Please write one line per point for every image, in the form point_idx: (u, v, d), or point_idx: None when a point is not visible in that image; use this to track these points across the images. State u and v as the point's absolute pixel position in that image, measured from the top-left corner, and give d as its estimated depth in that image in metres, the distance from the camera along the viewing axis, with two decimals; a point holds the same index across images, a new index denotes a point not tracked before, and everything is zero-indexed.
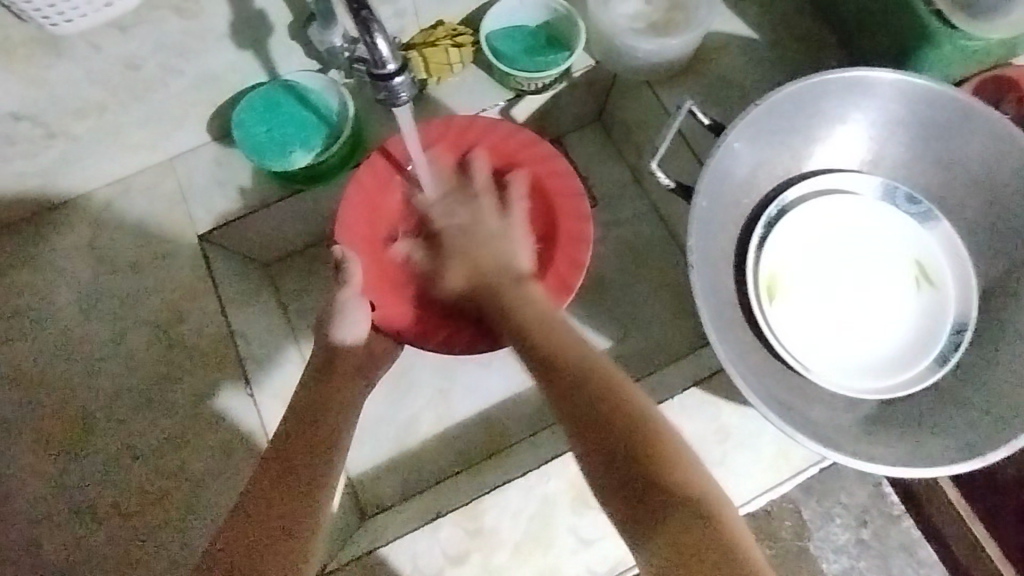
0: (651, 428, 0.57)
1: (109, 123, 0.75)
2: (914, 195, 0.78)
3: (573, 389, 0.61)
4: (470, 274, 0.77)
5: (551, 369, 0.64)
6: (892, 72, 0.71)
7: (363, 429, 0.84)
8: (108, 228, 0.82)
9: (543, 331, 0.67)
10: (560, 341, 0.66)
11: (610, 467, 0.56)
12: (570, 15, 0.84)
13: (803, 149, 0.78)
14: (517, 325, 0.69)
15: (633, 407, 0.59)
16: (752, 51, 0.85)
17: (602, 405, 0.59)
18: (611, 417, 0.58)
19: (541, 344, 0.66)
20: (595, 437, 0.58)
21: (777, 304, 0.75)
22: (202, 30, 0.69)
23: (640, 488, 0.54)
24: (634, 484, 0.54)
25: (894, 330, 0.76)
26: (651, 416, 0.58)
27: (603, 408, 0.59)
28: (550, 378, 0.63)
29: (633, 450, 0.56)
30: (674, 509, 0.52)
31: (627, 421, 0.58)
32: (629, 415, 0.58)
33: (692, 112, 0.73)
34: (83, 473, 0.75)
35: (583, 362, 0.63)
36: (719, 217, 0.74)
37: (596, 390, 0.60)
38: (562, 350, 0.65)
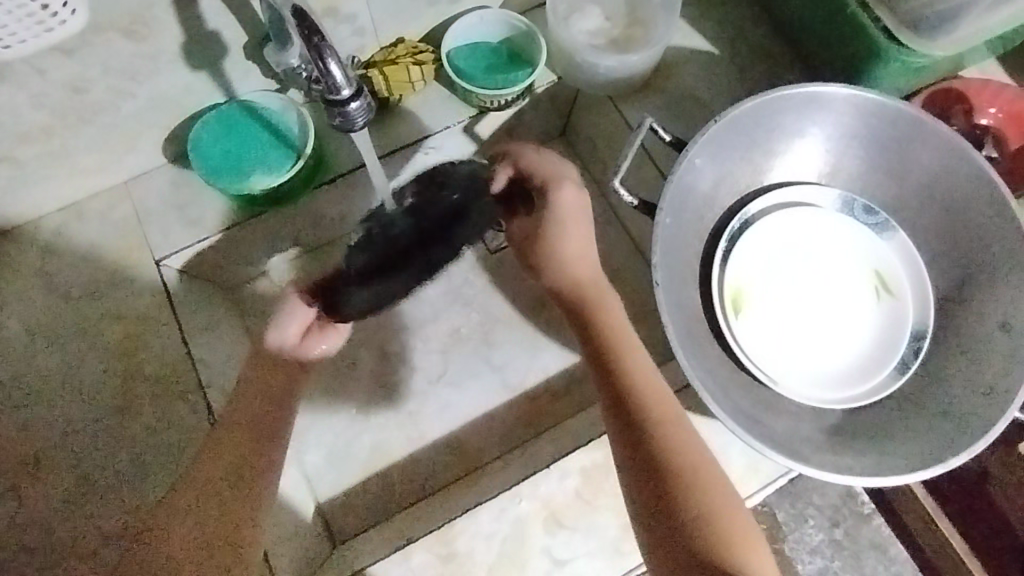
0: (730, 524, 0.58)
1: (57, 149, 0.73)
2: (872, 206, 0.79)
3: (651, 473, 0.59)
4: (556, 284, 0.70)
5: (634, 443, 0.61)
6: (846, 88, 0.73)
7: (327, 453, 0.82)
8: (60, 256, 0.79)
9: (642, 395, 0.63)
10: (659, 408, 0.62)
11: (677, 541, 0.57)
12: (531, 32, 0.84)
13: (763, 163, 0.79)
14: (599, 344, 0.66)
15: (700, 469, 0.60)
16: (711, 66, 0.86)
17: (676, 484, 0.59)
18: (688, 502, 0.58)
19: (641, 412, 0.62)
20: (645, 468, 0.60)
21: (742, 317, 0.76)
22: (153, 53, 0.68)
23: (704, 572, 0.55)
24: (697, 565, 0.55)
25: (857, 339, 0.77)
26: (725, 508, 0.59)
27: (679, 495, 0.58)
28: (620, 407, 0.63)
29: (703, 538, 0.57)
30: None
31: (699, 510, 0.58)
32: (713, 511, 0.58)
33: (654, 128, 0.73)
34: (32, 518, 0.71)
35: (652, 390, 0.64)
36: (682, 233, 0.74)
37: (670, 470, 0.59)
38: (657, 427, 0.61)
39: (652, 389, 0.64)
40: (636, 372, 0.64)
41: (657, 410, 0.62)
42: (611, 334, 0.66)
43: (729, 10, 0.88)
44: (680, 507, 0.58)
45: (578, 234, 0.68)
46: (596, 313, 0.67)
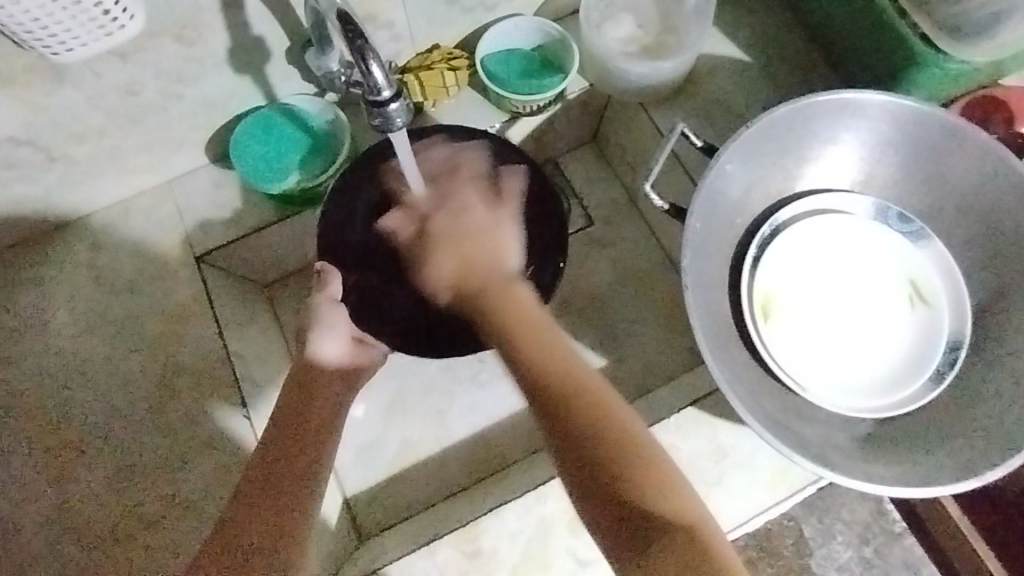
0: (672, 494, 0.55)
1: (107, 148, 0.76)
2: (906, 215, 0.78)
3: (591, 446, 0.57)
4: (458, 272, 0.70)
5: (556, 433, 0.58)
6: (882, 95, 0.72)
7: (354, 451, 0.84)
8: (105, 251, 0.82)
9: (568, 391, 0.60)
10: (580, 398, 0.59)
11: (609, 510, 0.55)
12: (564, 39, 0.86)
13: (795, 169, 0.79)
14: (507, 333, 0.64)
15: (633, 438, 0.57)
16: (742, 73, 0.87)
17: (625, 482, 0.55)
18: (621, 470, 0.56)
19: (568, 405, 0.59)
20: (585, 472, 0.56)
21: (771, 324, 0.75)
22: (201, 56, 0.70)
23: (647, 530, 0.53)
24: (629, 524, 0.53)
25: (888, 348, 0.76)
26: (672, 483, 0.56)
27: (618, 458, 0.56)
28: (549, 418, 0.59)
29: (652, 508, 0.54)
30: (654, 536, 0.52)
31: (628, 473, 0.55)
32: (652, 484, 0.55)
33: (685, 134, 0.73)
34: (75, 500, 0.74)
35: (577, 387, 0.60)
36: (713, 237, 0.74)
37: (604, 439, 0.57)
38: (599, 411, 0.58)
39: (576, 375, 0.61)
40: (554, 353, 0.63)
41: (588, 404, 0.59)
42: (530, 330, 0.64)
43: (764, 19, 0.89)
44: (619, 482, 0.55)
45: (496, 259, 0.70)
46: (514, 309, 0.66)
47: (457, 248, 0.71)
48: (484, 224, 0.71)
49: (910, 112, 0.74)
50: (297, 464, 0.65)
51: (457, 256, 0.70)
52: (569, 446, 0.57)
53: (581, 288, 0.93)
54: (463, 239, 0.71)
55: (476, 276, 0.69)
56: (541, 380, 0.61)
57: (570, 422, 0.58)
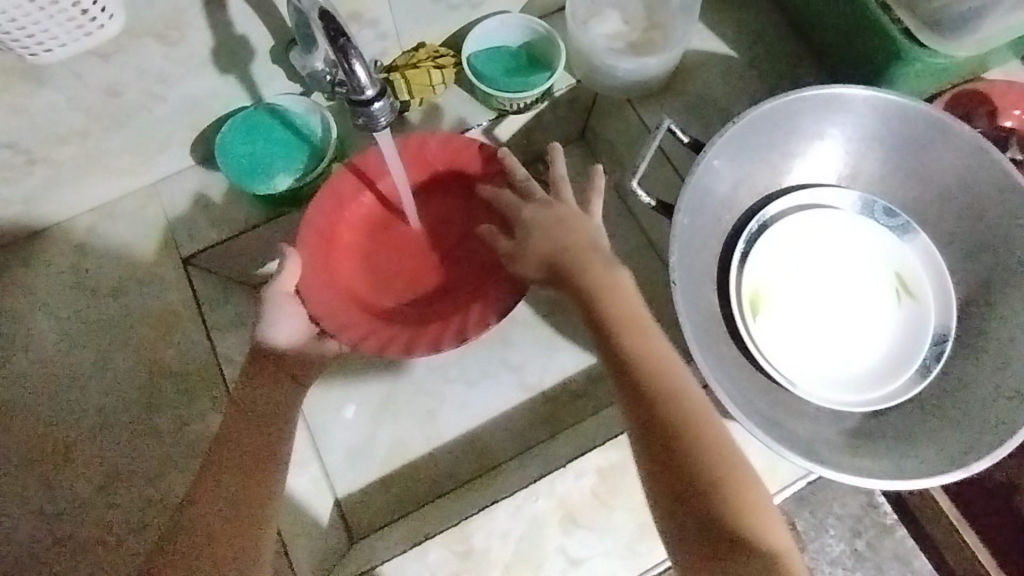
0: (766, 527, 0.58)
1: (90, 150, 0.75)
2: (892, 209, 0.79)
3: (687, 467, 0.58)
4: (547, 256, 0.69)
5: (654, 446, 0.60)
6: (866, 90, 0.73)
7: (344, 452, 0.83)
8: (90, 255, 0.81)
9: (661, 397, 0.61)
10: (685, 421, 0.60)
11: (694, 527, 0.57)
12: (550, 36, 0.86)
13: (782, 164, 0.79)
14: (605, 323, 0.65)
15: (738, 473, 0.59)
16: (729, 69, 0.87)
17: (722, 509, 0.57)
18: (714, 491, 0.58)
19: (670, 415, 0.60)
20: (681, 488, 0.58)
21: (759, 319, 0.76)
22: (184, 56, 0.70)
23: (729, 555, 0.56)
24: (722, 548, 0.56)
25: (876, 342, 0.76)
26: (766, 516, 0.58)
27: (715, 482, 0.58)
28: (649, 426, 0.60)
29: (746, 536, 0.56)
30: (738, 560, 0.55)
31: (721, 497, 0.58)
32: (747, 512, 0.58)
33: (672, 130, 0.73)
34: (62, 506, 0.73)
35: (675, 398, 0.61)
36: (701, 233, 0.75)
37: (706, 464, 0.58)
38: (701, 438, 0.59)
39: (671, 387, 0.61)
40: (652, 356, 0.63)
41: (689, 424, 0.60)
42: (630, 326, 0.65)
43: (750, 15, 0.89)
44: (715, 504, 0.57)
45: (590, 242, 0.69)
46: (608, 302, 0.66)
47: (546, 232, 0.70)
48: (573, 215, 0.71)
49: (894, 106, 0.74)
50: (245, 482, 0.64)
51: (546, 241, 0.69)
52: (664, 459, 0.59)
53: None
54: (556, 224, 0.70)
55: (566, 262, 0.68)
56: (647, 392, 0.61)
57: (673, 433, 0.60)
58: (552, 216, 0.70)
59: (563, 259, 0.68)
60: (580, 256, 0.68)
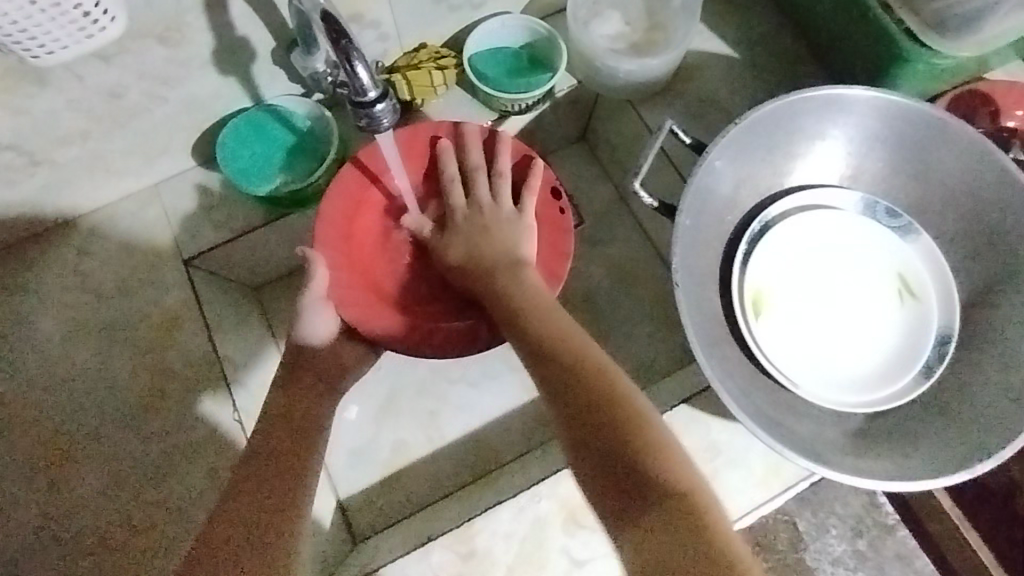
0: (670, 453, 0.54)
1: (92, 151, 0.75)
2: (895, 209, 0.79)
3: (581, 401, 0.58)
4: (466, 260, 0.72)
5: (553, 384, 0.60)
6: (869, 90, 0.73)
7: (346, 453, 0.83)
8: (91, 256, 0.81)
9: (556, 343, 0.62)
10: (583, 362, 0.60)
11: (611, 484, 0.53)
12: (552, 37, 0.86)
13: (784, 166, 0.79)
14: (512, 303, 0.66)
15: (632, 404, 0.57)
16: (730, 70, 0.87)
17: (625, 434, 0.55)
18: (619, 426, 0.55)
19: (560, 355, 0.61)
20: (573, 421, 0.57)
21: (761, 320, 0.76)
22: (186, 58, 0.70)
23: (634, 489, 0.52)
24: (630, 478, 0.53)
25: (879, 342, 0.76)
26: (671, 449, 0.55)
27: (603, 403, 0.57)
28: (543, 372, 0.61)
29: (646, 467, 0.53)
30: (656, 507, 0.51)
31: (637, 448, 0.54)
32: (653, 442, 0.55)
33: (674, 131, 0.73)
34: (64, 508, 0.73)
35: (569, 347, 0.62)
36: (703, 234, 0.74)
37: (599, 393, 0.58)
38: (595, 373, 0.59)
39: (578, 347, 0.62)
40: (557, 333, 0.63)
41: (582, 362, 0.60)
42: (534, 308, 0.66)
43: (752, 16, 0.89)
44: (613, 431, 0.55)
45: (507, 245, 0.71)
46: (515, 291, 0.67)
47: (470, 240, 0.73)
48: (498, 222, 0.72)
49: (898, 105, 0.74)
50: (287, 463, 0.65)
51: (478, 246, 0.72)
52: (557, 395, 0.59)
53: (572, 287, 0.93)
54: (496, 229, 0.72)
55: (489, 263, 0.71)
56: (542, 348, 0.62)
57: (562, 373, 0.60)
58: (472, 225, 0.73)
59: (478, 266, 0.71)
60: (488, 265, 0.71)
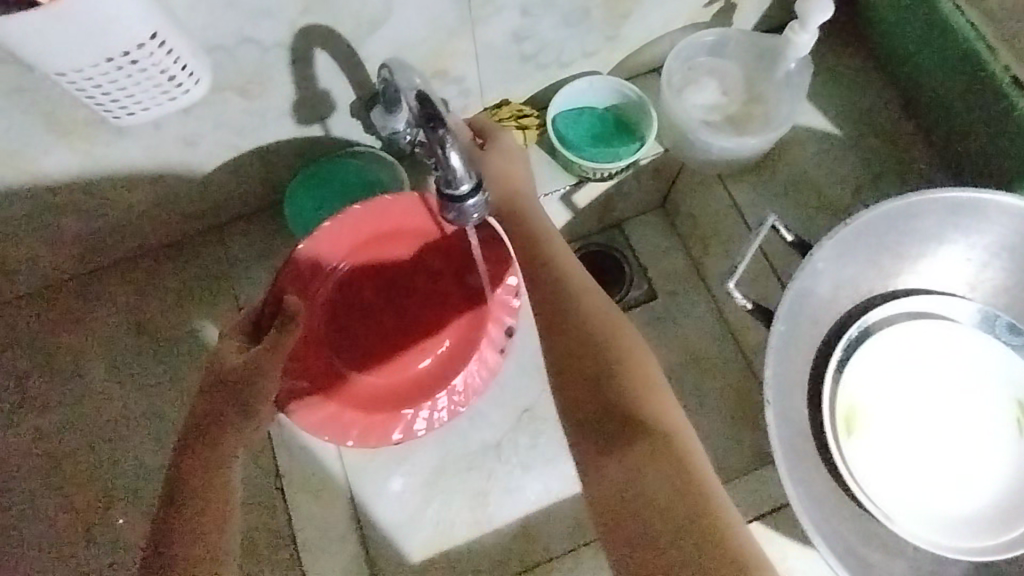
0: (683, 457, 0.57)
1: (161, 196, 0.73)
2: (1018, 326, 0.70)
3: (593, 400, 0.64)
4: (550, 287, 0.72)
5: (575, 372, 0.66)
6: (1001, 196, 0.65)
7: (387, 528, 0.78)
8: (147, 297, 0.79)
9: (587, 335, 0.68)
10: (604, 358, 0.66)
11: (612, 477, 0.58)
12: (642, 101, 0.81)
13: (892, 267, 0.71)
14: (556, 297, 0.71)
15: (642, 404, 0.63)
16: (833, 149, 0.80)
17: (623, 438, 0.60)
18: (632, 434, 0.60)
19: (584, 351, 0.67)
20: (584, 408, 0.64)
21: (855, 440, 0.68)
22: (265, 110, 0.67)
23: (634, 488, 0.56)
24: (633, 480, 0.57)
25: (991, 476, 0.68)
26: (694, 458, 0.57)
27: (614, 415, 0.62)
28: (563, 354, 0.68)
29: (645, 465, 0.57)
30: (653, 486, 0.55)
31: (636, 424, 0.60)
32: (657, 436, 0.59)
33: (776, 227, 0.66)
34: (104, 563, 0.72)
35: (607, 343, 0.67)
36: (798, 340, 0.67)
37: (614, 394, 0.63)
38: (606, 365, 0.66)
39: (608, 337, 0.68)
40: (590, 317, 0.69)
41: (603, 360, 0.66)
42: (586, 325, 0.68)
43: (859, 91, 0.82)
44: (623, 435, 0.60)
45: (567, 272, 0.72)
46: (581, 307, 0.69)
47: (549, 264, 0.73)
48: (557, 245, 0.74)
49: None
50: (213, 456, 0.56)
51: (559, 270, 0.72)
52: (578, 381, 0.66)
53: None
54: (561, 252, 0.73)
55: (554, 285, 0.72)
56: (570, 326, 0.69)
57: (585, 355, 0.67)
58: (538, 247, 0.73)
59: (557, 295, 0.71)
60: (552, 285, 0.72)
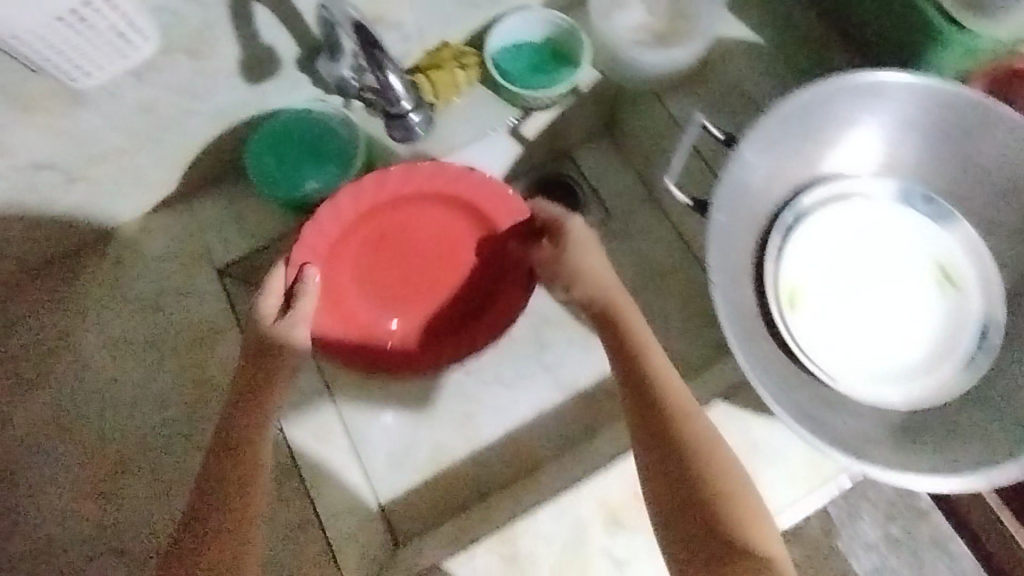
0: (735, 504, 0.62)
1: (126, 167, 0.76)
2: (932, 196, 0.77)
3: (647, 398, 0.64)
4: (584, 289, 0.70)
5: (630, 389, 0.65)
6: (903, 76, 0.70)
7: (383, 458, 0.83)
8: (126, 269, 0.82)
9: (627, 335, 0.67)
10: (652, 363, 0.66)
11: (678, 499, 0.61)
12: (574, 30, 0.85)
13: (816, 155, 0.77)
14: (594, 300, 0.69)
15: (689, 418, 0.64)
16: (759, 55, 0.85)
17: (694, 491, 0.61)
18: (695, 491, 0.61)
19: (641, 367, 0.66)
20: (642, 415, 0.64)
21: (798, 314, 0.75)
22: (215, 70, 0.70)
23: (704, 549, 0.59)
24: (704, 541, 0.60)
25: (919, 334, 0.75)
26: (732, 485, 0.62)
27: (683, 470, 0.62)
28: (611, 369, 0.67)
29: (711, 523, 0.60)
30: (713, 555, 0.59)
31: (701, 485, 0.61)
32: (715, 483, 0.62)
33: (705, 126, 0.71)
34: (117, 519, 0.74)
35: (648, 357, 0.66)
36: (736, 229, 0.73)
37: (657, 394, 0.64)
38: (655, 393, 0.65)
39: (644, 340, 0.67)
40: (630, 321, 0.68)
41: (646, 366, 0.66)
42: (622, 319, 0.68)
43: None
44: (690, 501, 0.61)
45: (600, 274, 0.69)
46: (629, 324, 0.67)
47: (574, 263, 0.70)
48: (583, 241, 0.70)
49: (937, 89, 0.71)
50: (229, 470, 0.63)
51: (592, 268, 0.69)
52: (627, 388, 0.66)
53: None
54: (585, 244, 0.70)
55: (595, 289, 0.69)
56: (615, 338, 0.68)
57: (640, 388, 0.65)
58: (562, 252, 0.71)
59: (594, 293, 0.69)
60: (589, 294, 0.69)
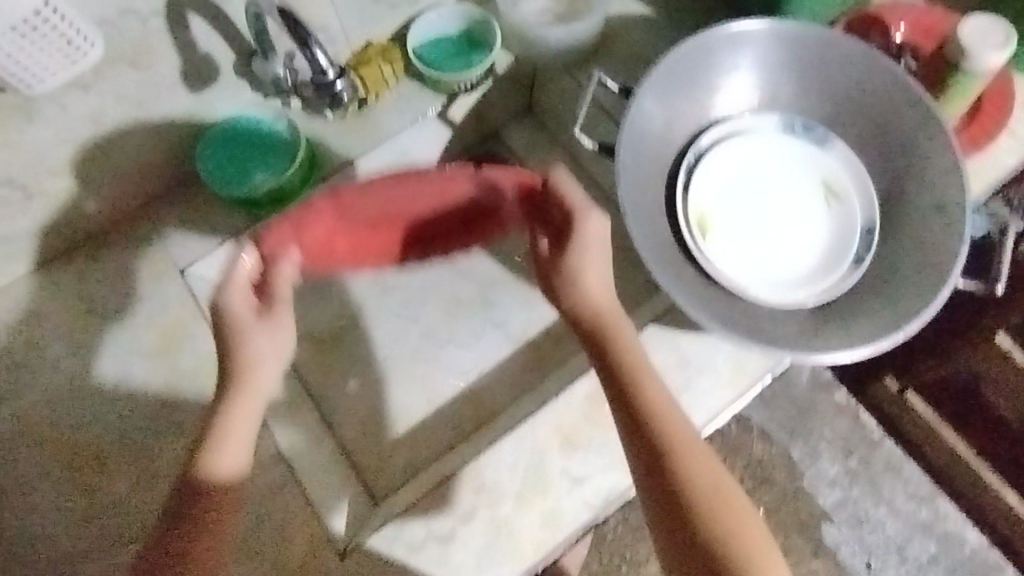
0: (714, 490, 0.65)
1: (81, 179, 0.82)
2: (810, 124, 0.88)
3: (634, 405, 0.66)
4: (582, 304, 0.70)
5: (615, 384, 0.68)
6: (765, 21, 0.82)
7: (356, 424, 0.90)
8: (90, 277, 0.88)
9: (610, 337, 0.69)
10: (634, 367, 0.68)
11: (658, 489, 0.64)
12: (485, 19, 0.94)
13: (706, 99, 0.87)
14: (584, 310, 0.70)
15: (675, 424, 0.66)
16: (650, 25, 0.97)
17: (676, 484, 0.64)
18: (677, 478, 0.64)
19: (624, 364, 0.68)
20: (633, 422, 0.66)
21: (708, 238, 0.84)
22: (157, 78, 0.77)
23: (678, 525, 0.63)
24: (681, 516, 0.63)
25: (814, 242, 0.85)
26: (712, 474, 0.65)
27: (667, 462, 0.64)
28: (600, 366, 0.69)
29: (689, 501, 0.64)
30: (690, 533, 0.63)
31: (674, 465, 0.64)
32: (700, 477, 0.65)
33: (603, 80, 0.81)
34: (104, 507, 0.79)
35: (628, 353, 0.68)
36: (643, 168, 0.83)
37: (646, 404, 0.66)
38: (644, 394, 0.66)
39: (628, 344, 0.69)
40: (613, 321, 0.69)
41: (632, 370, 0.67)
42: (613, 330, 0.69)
43: None
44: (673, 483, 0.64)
45: (590, 285, 0.70)
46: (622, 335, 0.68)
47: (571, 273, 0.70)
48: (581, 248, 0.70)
49: (795, 30, 0.83)
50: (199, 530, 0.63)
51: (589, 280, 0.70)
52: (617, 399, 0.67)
53: None
54: (590, 247, 0.70)
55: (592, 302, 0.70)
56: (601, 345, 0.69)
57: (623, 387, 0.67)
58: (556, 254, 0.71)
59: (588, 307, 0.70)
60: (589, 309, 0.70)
